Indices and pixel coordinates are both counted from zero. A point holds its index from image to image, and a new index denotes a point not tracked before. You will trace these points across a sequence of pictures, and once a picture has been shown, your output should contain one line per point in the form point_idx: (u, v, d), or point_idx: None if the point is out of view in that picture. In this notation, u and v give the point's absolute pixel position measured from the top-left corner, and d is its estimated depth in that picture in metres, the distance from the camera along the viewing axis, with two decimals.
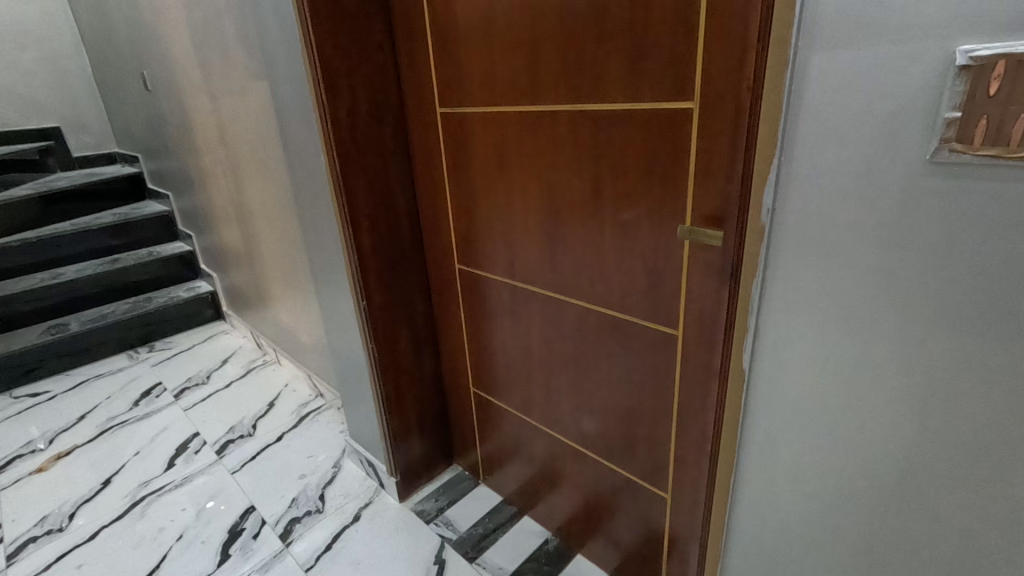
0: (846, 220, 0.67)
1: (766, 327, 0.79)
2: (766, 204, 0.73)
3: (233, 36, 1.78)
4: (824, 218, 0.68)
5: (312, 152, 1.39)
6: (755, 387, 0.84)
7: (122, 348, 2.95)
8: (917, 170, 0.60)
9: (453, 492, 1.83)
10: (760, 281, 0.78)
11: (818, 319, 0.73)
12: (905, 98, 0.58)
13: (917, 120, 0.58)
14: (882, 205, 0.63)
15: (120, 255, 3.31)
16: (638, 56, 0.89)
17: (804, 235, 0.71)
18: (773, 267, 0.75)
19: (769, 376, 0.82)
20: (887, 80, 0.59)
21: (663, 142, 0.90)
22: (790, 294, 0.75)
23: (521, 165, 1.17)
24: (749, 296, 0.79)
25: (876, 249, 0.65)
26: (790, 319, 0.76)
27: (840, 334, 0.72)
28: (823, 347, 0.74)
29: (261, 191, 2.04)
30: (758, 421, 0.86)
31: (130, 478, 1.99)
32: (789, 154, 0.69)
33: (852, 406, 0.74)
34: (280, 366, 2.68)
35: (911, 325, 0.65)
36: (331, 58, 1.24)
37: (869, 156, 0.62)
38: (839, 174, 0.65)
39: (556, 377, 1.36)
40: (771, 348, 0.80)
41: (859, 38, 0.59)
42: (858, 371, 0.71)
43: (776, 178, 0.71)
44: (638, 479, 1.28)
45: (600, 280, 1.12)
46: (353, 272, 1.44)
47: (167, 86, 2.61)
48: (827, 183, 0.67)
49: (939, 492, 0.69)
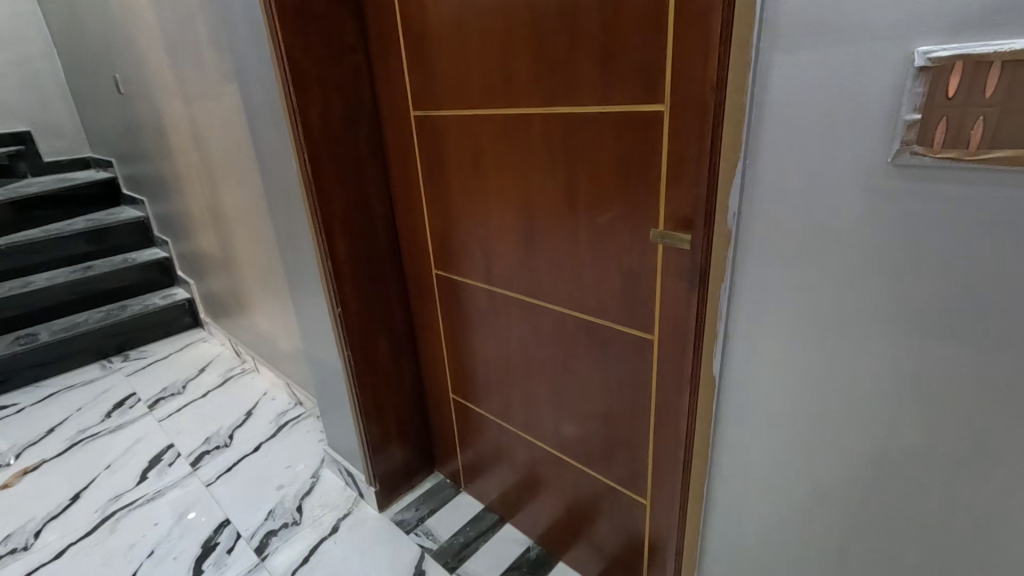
0: (812, 224, 0.66)
1: (736, 331, 0.79)
2: (732, 208, 0.72)
3: (205, 39, 1.74)
4: (790, 221, 0.68)
5: (284, 157, 1.36)
6: (727, 392, 0.84)
7: (95, 357, 2.87)
8: (878, 173, 0.59)
9: (434, 501, 1.81)
10: (729, 285, 0.77)
11: (787, 323, 0.73)
12: (866, 100, 0.58)
13: (878, 123, 0.58)
14: (847, 208, 0.63)
15: (93, 262, 3.23)
16: (608, 59, 0.88)
17: (770, 238, 0.70)
18: (742, 270, 0.75)
19: (741, 380, 0.81)
20: (847, 82, 0.59)
21: (634, 145, 0.90)
22: (758, 298, 0.75)
23: (495, 169, 1.15)
24: (718, 300, 0.79)
25: (842, 253, 0.65)
26: (760, 323, 0.76)
27: (808, 338, 0.71)
28: (792, 351, 0.73)
29: (237, 197, 2.01)
30: (731, 426, 0.85)
31: (100, 492, 1.93)
32: (754, 157, 0.68)
33: (823, 411, 0.73)
34: (259, 374, 2.63)
35: (877, 328, 0.65)
36: (301, 61, 1.22)
37: (832, 159, 0.62)
38: (803, 176, 0.65)
39: (535, 383, 1.35)
40: (742, 352, 0.79)
41: (819, 39, 0.59)
42: (828, 375, 0.71)
43: (742, 181, 0.70)
44: (618, 484, 1.27)
45: (575, 284, 1.11)
46: (327, 278, 1.42)
47: (140, 89, 2.56)
48: (791, 186, 0.66)
49: (910, 494, 0.69)
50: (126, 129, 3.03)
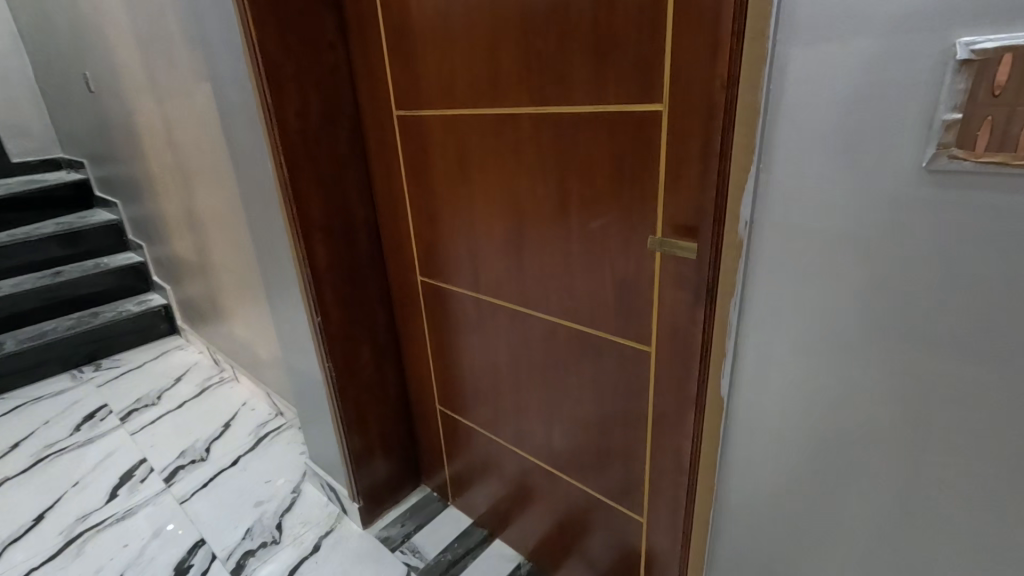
0: (829, 231, 0.62)
1: (745, 348, 0.74)
2: (743, 217, 0.68)
3: (176, 34, 1.66)
4: (807, 231, 0.63)
5: (260, 159, 1.29)
6: (735, 413, 0.79)
7: (65, 367, 2.75)
8: (906, 179, 0.55)
9: (421, 516, 1.74)
10: (738, 300, 0.72)
11: (801, 341, 0.68)
12: (898, 98, 0.53)
13: (911, 123, 0.53)
14: (867, 216, 0.58)
15: (64, 268, 3.10)
16: (602, 55, 0.83)
17: (784, 251, 0.66)
18: (752, 284, 0.70)
19: (748, 397, 0.77)
20: (877, 79, 0.54)
21: (630, 147, 0.85)
22: (770, 314, 0.70)
23: (483, 171, 1.09)
24: (725, 312, 0.74)
25: (861, 263, 0.60)
26: (771, 340, 0.71)
27: (825, 357, 0.67)
28: (806, 370, 0.69)
29: (212, 199, 1.92)
30: (739, 448, 0.80)
31: (67, 512, 1.83)
32: (768, 159, 0.64)
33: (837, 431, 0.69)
34: (238, 383, 2.53)
35: (902, 347, 0.60)
36: (276, 58, 1.15)
37: (857, 164, 0.57)
38: (823, 183, 0.60)
39: (525, 396, 1.29)
40: (752, 370, 0.75)
41: (845, 32, 0.54)
42: (844, 394, 0.66)
43: (754, 188, 0.66)
44: (613, 501, 1.22)
45: (568, 294, 1.05)
46: (306, 286, 1.34)
47: (111, 87, 2.45)
48: (809, 193, 0.62)
49: (932, 522, 0.64)
50: (98, 129, 2.91)
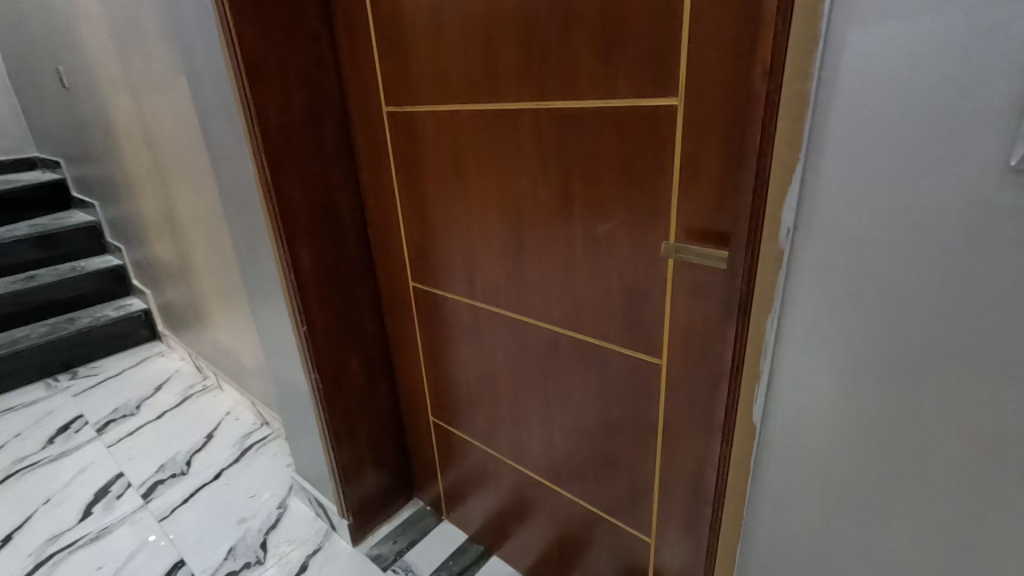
0: (883, 239, 0.56)
1: (783, 367, 0.68)
2: (786, 222, 0.61)
3: (151, 26, 1.57)
4: (861, 239, 0.57)
5: (240, 159, 1.21)
6: (768, 437, 0.72)
7: (39, 376, 2.63)
8: (981, 178, 0.49)
9: (414, 532, 1.67)
10: (777, 314, 0.66)
11: (849, 359, 0.62)
12: (980, 86, 0.47)
13: (994, 115, 0.47)
14: (934, 221, 0.52)
15: (38, 271, 2.98)
16: (611, 47, 0.76)
17: (833, 260, 0.60)
18: (794, 297, 0.64)
19: (781, 419, 0.70)
20: (953, 66, 0.48)
21: (640, 146, 0.78)
22: (813, 330, 0.64)
23: (481, 172, 1.02)
24: (761, 327, 0.67)
25: (920, 274, 0.54)
26: (814, 358, 0.65)
27: (877, 377, 0.60)
28: (855, 392, 0.63)
29: (191, 200, 1.83)
30: (772, 475, 0.74)
31: (37, 532, 1.72)
32: (820, 158, 0.57)
33: (876, 456, 0.63)
34: (221, 392, 2.43)
35: (970, 368, 0.54)
36: (256, 49, 1.06)
37: (925, 162, 0.51)
38: (883, 185, 0.54)
39: (525, 409, 1.22)
40: (790, 391, 0.68)
41: (918, 11, 0.48)
42: (899, 419, 0.60)
43: (800, 190, 0.59)
44: (619, 520, 1.15)
45: (571, 303, 0.98)
46: (291, 294, 1.26)
47: (86, 83, 2.34)
48: (866, 196, 0.55)
49: (983, 557, 0.59)
50: (73, 127, 2.79)
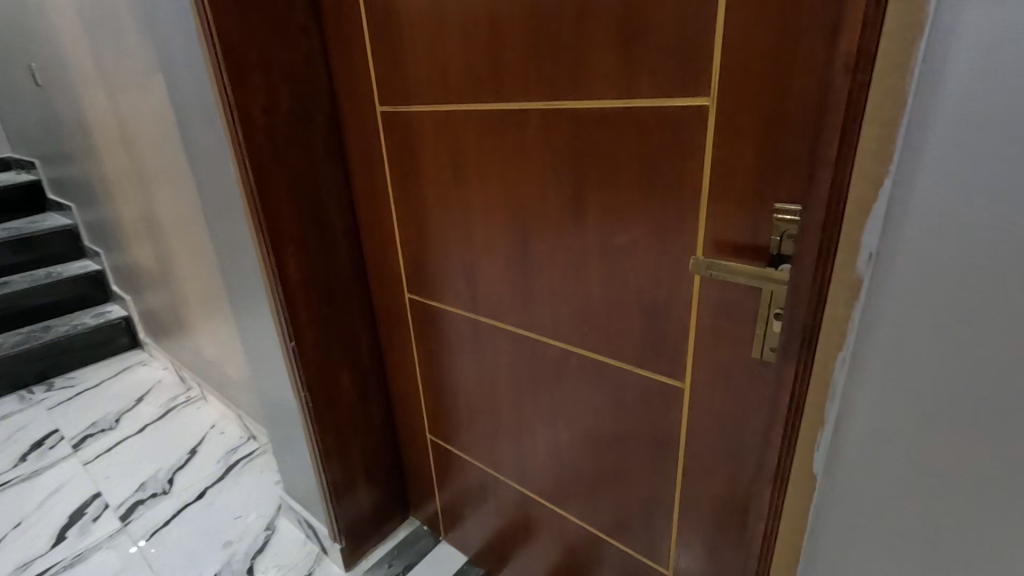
0: (985, 269, 0.45)
1: (851, 416, 0.57)
2: (867, 246, 0.51)
3: (125, 18, 1.47)
4: (965, 269, 0.46)
5: (221, 162, 1.11)
6: (828, 495, 0.62)
7: (13, 388, 2.51)
8: None
9: (410, 554, 1.59)
10: (847, 354, 0.55)
11: (940, 412, 0.51)
12: None
13: None
14: None
15: (12, 277, 2.85)
16: (632, 41, 0.69)
17: (924, 294, 0.49)
18: (869, 335, 0.53)
19: (844, 472, 0.60)
20: None
21: (664, 150, 0.71)
22: (893, 376, 0.53)
23: (487, 178, 0.94)
24: (828, 365, 0.57)
25: None
26: (893, 409, 0.54)
27: (977, 436, 0.50)
28: (945, 450, 0.52)
29: (171, 204, 1.73)
30: (828, 534, 0.64)
31: (6, 560, 1.62)
32: (914, 168, 0.47)
33: (958, 520, 0.53)
34: (206, 403, 2.33)
35: None
36: (237, 43, 0.98)
37: None
38: (998, 204, 0.44)
39: (530, 429, 1.15)
40: (859, 445, 0.57)
41: None
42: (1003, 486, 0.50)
43: (887, 208, 0.49)
44: (630, 548, 1.08)
45: (584, 319, 0.91)
46: (277, 307, 1.18)
47: (59, 80, 2.23)
48: (975, 217, 0.45)
49: None
50: (47, 127, 2.66)
